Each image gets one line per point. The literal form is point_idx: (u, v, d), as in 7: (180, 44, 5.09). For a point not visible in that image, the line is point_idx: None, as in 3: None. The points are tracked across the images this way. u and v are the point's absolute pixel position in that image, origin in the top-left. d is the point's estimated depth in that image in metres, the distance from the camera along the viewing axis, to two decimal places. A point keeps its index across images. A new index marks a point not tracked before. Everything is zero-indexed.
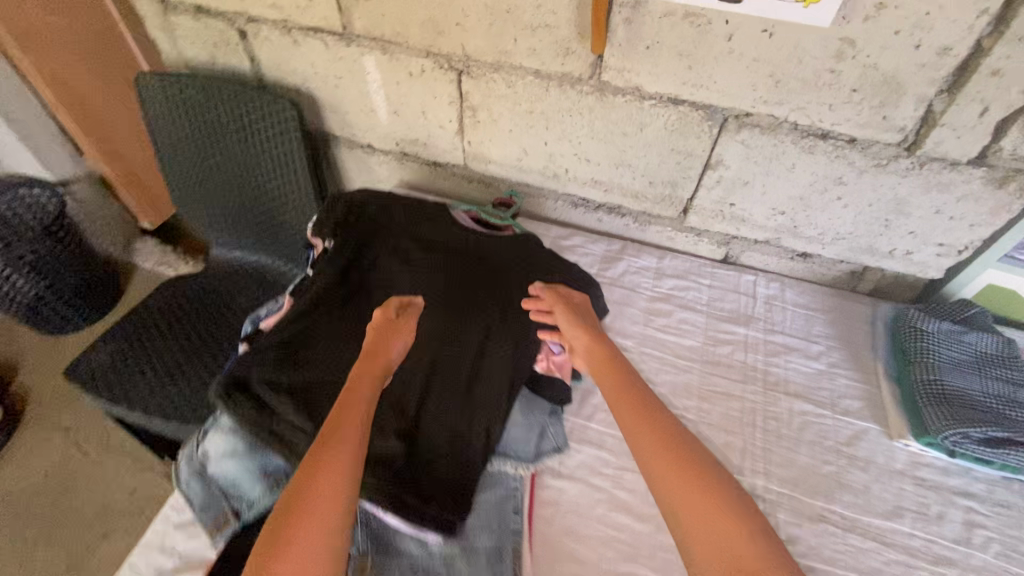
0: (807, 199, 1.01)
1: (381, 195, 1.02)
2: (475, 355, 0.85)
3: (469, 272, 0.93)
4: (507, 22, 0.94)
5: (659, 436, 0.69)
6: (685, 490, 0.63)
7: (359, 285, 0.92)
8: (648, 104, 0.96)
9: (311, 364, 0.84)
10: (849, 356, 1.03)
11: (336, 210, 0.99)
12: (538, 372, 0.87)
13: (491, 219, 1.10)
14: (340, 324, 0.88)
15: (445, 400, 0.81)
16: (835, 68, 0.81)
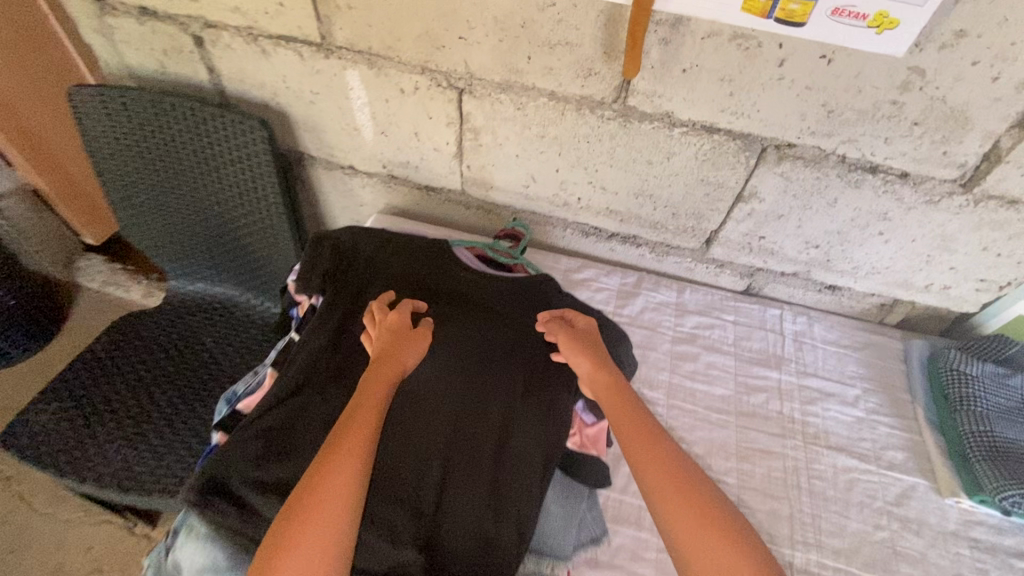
0: (845, 233, 0.92)
1: (374, 236, 0.89)
2: (502, 411, 0.76)
3: (485, 327, 0.81)
4: (520, 37, 0.81)
5: (667, 470, 0.62)
6: (698, 534, 0.57)
7: (355, 346, 0.79)
8: (679, 132, 0.85)
9: (302, 453, 0.70)
10: (886, 400, 0.97)
11: (323, 257, 0.86)
12: (571, 449, 0.76)
13: (498, 256, 0.97)
14: (334, 399, 0.74)
15: (466, 484, 0.70)
16: (898, 99, 0.72)
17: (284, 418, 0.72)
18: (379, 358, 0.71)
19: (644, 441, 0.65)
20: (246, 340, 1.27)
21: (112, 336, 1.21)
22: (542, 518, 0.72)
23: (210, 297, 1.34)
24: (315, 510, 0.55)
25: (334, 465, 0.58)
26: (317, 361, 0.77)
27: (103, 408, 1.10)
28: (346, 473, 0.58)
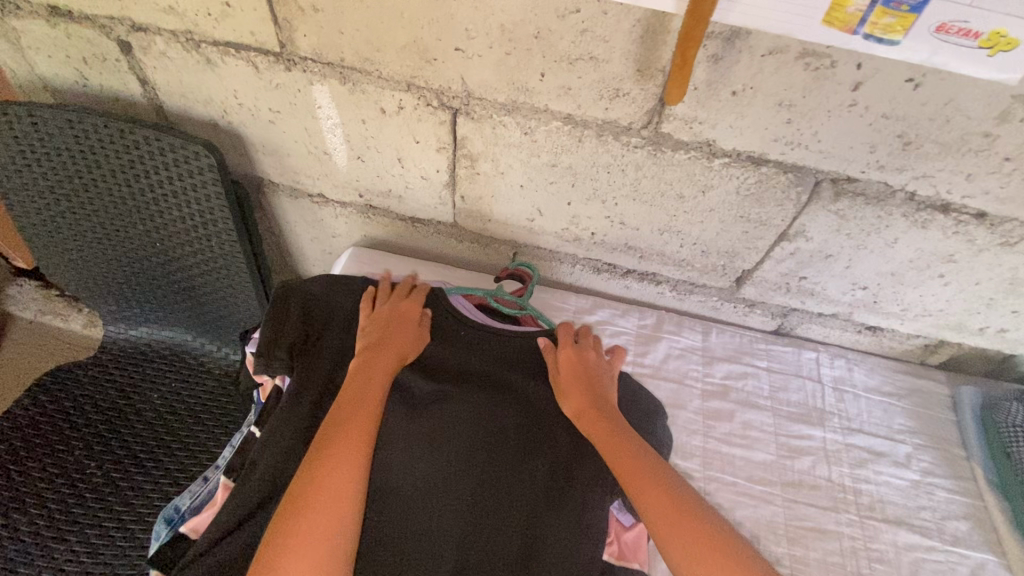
0: (900, 274, 0.81)
1: (354, 293, 0.75)
2: (529, 475, 0.64)
3: (499, 395, 0.69)
4: (533, 50, 0.65)
5: (663, 495, 0.57)
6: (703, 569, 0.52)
7: None
8: (719, 163, 0.72)
9: None
10: (941, 458, 0.86)
11: (291, 318, 0.70)
12: (609, 560, 0.63)
13: (502, 308, 0.81)
14: None
15: None
16: (992, 131, 0.60)
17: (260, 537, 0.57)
18: (384, 342, 0.69)
19: (633, 467, 0.60)
20: (201, 393, 1.07)
21: (35, 395, 1.00)
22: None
23: (157, 343, 1.14)
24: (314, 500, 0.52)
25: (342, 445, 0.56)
26: (297, 453, 0.62)
27: (22, 487, 0.90)
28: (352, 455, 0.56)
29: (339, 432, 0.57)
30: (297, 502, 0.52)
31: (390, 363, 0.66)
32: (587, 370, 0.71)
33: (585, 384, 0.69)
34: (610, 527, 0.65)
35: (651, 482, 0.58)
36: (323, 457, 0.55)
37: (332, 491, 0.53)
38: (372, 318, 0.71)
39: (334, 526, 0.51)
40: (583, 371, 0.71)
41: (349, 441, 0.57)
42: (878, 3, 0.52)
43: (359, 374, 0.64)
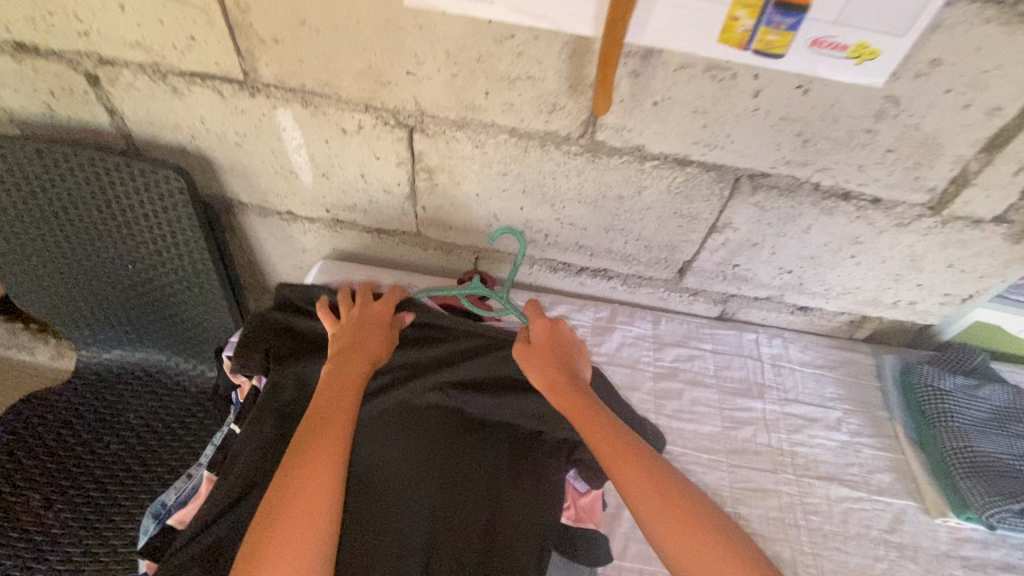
0: (817, 257, 0.91)
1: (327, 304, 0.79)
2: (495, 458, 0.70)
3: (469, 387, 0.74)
4: (476, 72, 0.73)
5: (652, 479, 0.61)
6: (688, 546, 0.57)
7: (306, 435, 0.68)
8: (650, 165, 0.81)
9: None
10: (867, 420, 0.96)
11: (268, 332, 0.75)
12: (567, 525, 0.70)
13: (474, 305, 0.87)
14: None
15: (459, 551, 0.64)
16: (873, 127, 0.71)
17: (243, 526, 0.62)
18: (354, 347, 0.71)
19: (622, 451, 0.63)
20: (176, 411, 1.10)
21: (10, 421, 1.01)
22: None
23: (130, 363, 1.16)
24: (291, 503, 0.55)
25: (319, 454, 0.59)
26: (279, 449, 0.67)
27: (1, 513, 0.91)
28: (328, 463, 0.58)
29: (315, 434, 0.60)
30: (279, 507, 0.55)
31: (365, 366, 0.69)
32: (559, 349, 0.74)
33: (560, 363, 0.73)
34: (566, 495, 0.72)
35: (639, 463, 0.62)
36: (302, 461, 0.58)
37: (317, 492, 0.56)
38: (344, 321, 0.74)
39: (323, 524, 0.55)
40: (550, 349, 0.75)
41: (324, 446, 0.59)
42: (762, 24, 0.61)
43: (333, 380, 0.67)
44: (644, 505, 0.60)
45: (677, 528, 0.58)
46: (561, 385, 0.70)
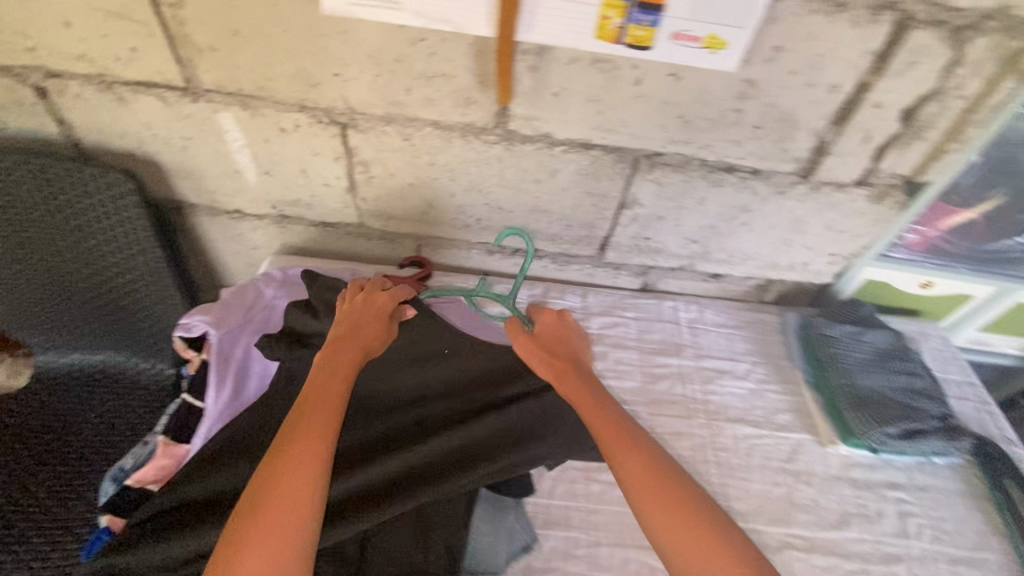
0: (716, 226, 1.04)
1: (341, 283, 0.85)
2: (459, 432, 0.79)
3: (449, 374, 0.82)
4: (396, 71, 0.82)
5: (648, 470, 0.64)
6: (680, 533, 0.59)
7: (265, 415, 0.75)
8: (560, 150, 0.92)
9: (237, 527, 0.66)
10: (771, 369, 1.08)
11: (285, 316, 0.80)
12: None
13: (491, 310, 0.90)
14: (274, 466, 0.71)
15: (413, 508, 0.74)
16: (739, 107, 0.83)
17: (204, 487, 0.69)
18: (348, 334, 0.74)
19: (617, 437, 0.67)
20: (137, 407, 1.15)
21: None
22: (475, 538, 0.77)
23: (90, 365, 1.20)
24: (275, 485, 0.57)
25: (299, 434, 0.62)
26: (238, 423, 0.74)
27: None
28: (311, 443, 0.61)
29: (304, 421, 0.63)
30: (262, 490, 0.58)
31: (356, 356, 0.72)
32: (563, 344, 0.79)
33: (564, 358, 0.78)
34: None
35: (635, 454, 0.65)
36: (290, 448, 0.60)
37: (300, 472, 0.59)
38: (348, 306, 0.77)
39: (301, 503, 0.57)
40: (549, 346, 0.78)
41: (312, 429, 0.62)
42: (630, 21, 0.72)
43: (325, 363, 0.70)
44: (636, 487, 0.63)
45: (667, 514, 0.60)
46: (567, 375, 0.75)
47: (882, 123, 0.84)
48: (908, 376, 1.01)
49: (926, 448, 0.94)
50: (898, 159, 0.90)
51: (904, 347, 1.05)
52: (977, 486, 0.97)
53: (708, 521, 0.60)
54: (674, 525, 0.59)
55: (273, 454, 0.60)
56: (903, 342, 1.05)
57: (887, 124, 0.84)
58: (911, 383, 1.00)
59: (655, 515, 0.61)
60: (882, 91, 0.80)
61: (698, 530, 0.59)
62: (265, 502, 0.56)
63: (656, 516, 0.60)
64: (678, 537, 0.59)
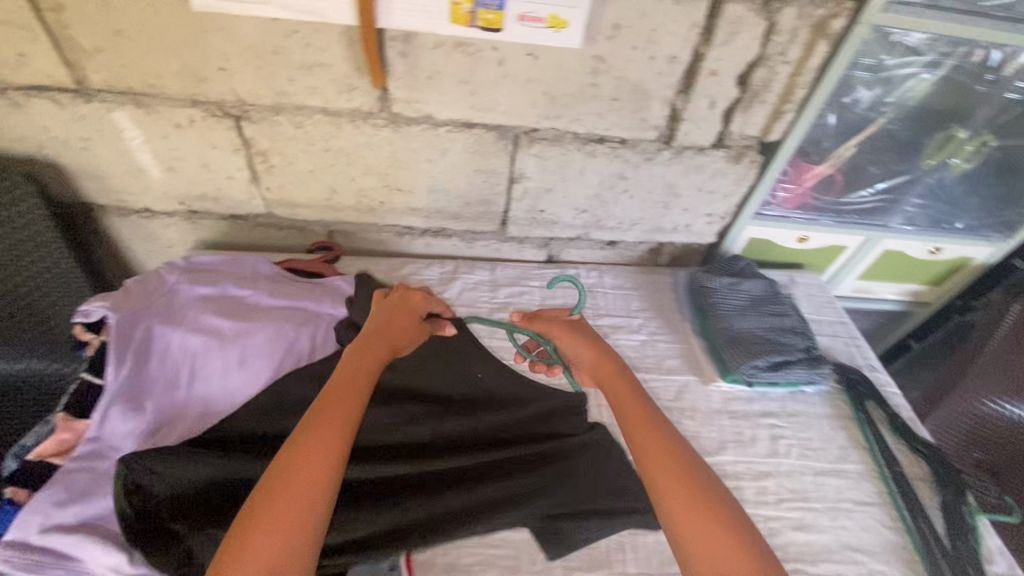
0: (601, 195, 1.13)
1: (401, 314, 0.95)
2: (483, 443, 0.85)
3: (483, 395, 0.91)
4: (277, 63, 0.89)
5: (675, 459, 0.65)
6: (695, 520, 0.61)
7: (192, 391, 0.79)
8: (444, 130, 0.99)
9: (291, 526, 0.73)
10: (663, 322, 1.19)
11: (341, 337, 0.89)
12: None
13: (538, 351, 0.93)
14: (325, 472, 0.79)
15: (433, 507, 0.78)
16: (595, 81, 0.92)
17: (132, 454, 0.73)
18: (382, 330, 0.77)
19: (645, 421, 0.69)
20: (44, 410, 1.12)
21: None
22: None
23: None
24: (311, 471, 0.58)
25: (315, 430, 0.61)
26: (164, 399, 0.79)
27: None
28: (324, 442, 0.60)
29: (339, 404, 0.64)
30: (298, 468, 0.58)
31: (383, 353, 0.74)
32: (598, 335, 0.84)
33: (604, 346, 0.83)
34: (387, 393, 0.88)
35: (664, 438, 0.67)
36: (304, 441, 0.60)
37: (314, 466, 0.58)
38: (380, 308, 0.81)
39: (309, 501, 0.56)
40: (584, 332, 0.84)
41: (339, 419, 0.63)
42: (478, 6, 0.81)
43: (354, 354, 0.72)
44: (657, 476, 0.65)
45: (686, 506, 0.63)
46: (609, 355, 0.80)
47: (722, 89, 0.95)
48: (777, 317, 1.12)
49: (792, 377, 1.05)
50: (744, 121, 1.01)
51: (776, 293, 1.16)
52: (843, 407, 1.08)
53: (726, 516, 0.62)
54: (689, 504, 0.62)
55: (306, 433, 0.60)
56: (775, 288, 1.16)
57: (726, 90, 0.95)
58: (780, 322, 1.11)
59: (674, 501, 0.62)
60: (714, 59, 0.91)
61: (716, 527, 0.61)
62: (299, 488, 0.56)
63: (675, 504, 0.62)
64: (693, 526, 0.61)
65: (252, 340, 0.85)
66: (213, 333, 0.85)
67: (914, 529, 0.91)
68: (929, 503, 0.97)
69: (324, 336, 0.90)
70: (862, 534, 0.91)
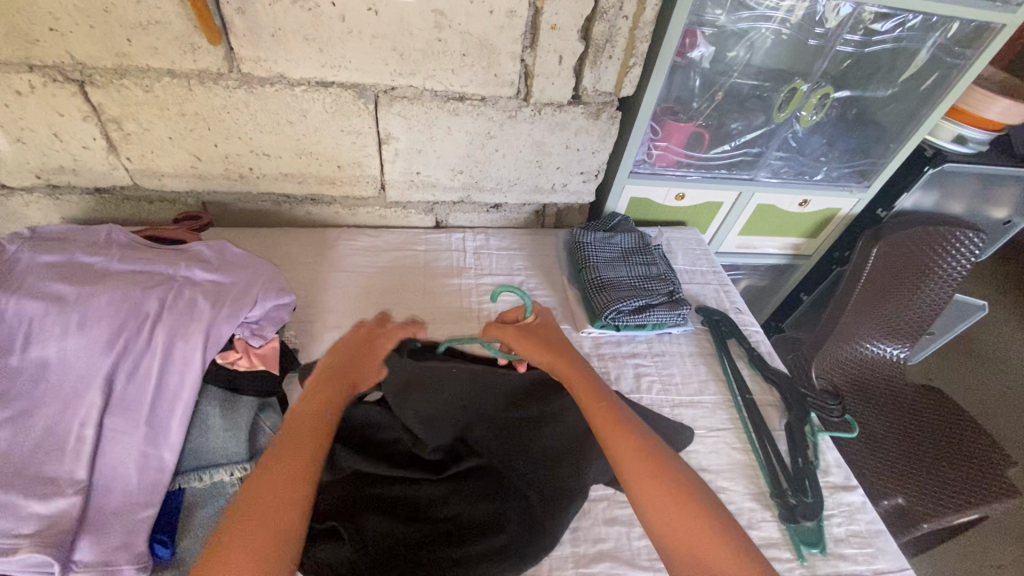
0: (472, 155, 1.16)
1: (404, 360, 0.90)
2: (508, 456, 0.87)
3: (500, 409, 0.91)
4: (110, 22, 0.88)
5: (638, 451, 0.71)
6: (667, 508, 0.65)
7: (42, 362, 0.77)
8: (300, 90, 1.00)
9: (339, 536, 0.76)
10: (542, 277, 1.23)
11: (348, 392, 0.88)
12: (241, 369, 0.86)
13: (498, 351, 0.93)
14: (360, 488, 0.82)
15: (456, 502, 0.82)
16: (441, 37, 0.96)
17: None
18: (336, 368, 0.81)
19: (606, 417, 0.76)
20: None
21: None
22: (208, 435, 0.81)
23: None
24: (278, 494, 0.60)
25: (291, 450, 0.65)
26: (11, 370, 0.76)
27: None
28: (298, 457, 0.65)
29: (311, 427, 0.69)
30: (256, 498, 0.60)
31: (344, 387, 0.79)
32: (550, 338, 0.92)
33: (554, 346, 0.90)
34: (237, 344, 0.86)
35: (624, 434, 0.73)
36: (285, 455, 0.65)
37: (292, 478, 0.62)
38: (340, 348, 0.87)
39: (291, 511, 0.60)
40: (543, 337, 0.92)
41: (306, 448, 0.66)
42: None
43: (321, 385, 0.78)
44: (633, 477, 0.69)
45: (665, 503, 0.66)
46: (561, 361, 0.87)
47: (566, 44, 1.01)
48: (644, 266, 1.19)
49: (655, 319, 1.11)
50: (596, 76, 1.07)
51: (645, 245, 1.23)
52: (707, 346, 1.16)
53: (710, 514, 0.65)
54: (658, 491, 0.67)
55: (279, 454, 0.65)
56: (645, 240, 1.24)
57: (570, 44, 1.01)
58: (646, 271, 1.18)
59: (648, 495, 0.67)
60: (552, 14, 0.96)
61: (702, 522, 0.64)
62: (274, 501, 0.60)
63: (661, 517, 0.65)
64: (666, 518, 0.65)
65: (94, 304, 0.80)
66: (53, 297, 0.80)
67: (759, 448, 0.97)
68: (775, 427, 1.02)
69: (175, 296, 0.85)
70: (713, 457, 0.96)
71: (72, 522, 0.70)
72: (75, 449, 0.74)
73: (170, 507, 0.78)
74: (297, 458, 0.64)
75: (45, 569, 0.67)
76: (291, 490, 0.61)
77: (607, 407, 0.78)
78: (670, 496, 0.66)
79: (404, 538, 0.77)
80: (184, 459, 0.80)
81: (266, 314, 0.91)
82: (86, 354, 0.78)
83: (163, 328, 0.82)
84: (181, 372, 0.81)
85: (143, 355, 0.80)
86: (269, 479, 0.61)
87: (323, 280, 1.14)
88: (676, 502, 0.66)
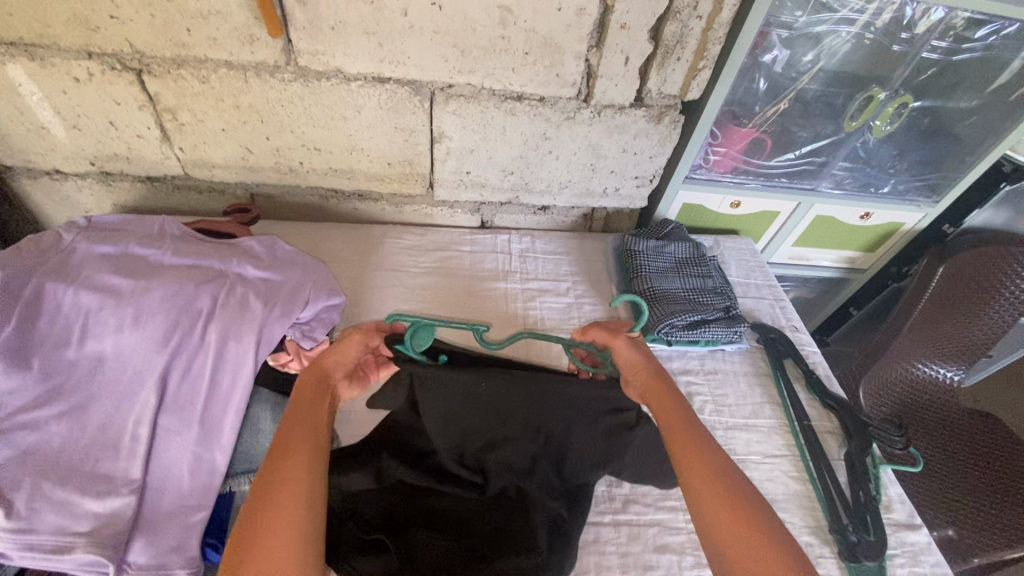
0: (525, 156, 1.12)
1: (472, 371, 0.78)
2: (551, 476, 0.84)
3: (562, 422, 0.83)
4: (170, 11, 0.86)
5: (710, 475, 0.68)
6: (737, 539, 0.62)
7: (97, 357, 0.77)
8: (356, 85, 0.97)
9: (380, 548, 0.75)
10: (591, 285, 1.19)
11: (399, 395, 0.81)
12: (294, 372, 0.88)
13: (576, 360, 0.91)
14: (396, 500, 0.80)
15: (494, 518, 0.80)
16: (505, 34, 0.93)
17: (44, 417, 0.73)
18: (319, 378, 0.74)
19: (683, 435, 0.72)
20: None
21: None
22: (259, 439, 0.82)
23: None
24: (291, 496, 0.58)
25: (297, 447, 0.63)
26: (68, 365, 0.76)
27: None
28: (304, 456, 0.63)
29: (313, 423, 0.67)
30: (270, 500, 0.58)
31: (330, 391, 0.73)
32: (647, 353, 0.84)
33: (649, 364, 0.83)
34: (288, 347, 0.87)
35: (703, 456, 0.69)
36: (293, 452, 0.63)
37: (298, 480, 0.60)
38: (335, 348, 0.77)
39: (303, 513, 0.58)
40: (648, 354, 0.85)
41: (299, 484, 0.60)
42: None
43: (309, 388, 0.72)
44: (702, 503, 0.66)
45: (731, 533, 0.62)
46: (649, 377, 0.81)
47: (633, 44, 0.96)
48: (697, 279, 1.15)
49: (710, 335, 1.07)
50: (662, 78, 1.02)
51: (700, 256, 1.19)
52: (761, 365, 1.11)
53: (781, 548, 0.61)
54: (728, 520, 0.63)
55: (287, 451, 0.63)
56: (699, 251, 1.19)
57: (637, 45, 0.96)
58: (698, 284, 1.14)
59: (716, 524, 0.64)
60: (623, 12, 0.91)
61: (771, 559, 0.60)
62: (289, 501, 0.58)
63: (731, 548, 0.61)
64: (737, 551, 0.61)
65: (150, 299, 0.79)
66: (109, 290, 0.79)
67: (817, 479, 0.92)
68: (834, 456, 0.97)
69: (228, 293, 0.83)
70: (769, 485, 0.92)
71: (125, 523, 0.70)
72: (129, 447, 0.74)
73: (221, 509, 0.79)
74: (297, 482, 0.60)
75: (98, 569, 0.68)
76: (299, 486, 0.60)
77: (687, 422, 0.74)
78: (741, 525, 0.63)
79: (442, 553, 0.76)
80: (234, 462, 0.81)
81: (317, 315, 0.90)
82: (141, 350, 0.77)
83: (215, 326, 0.80)
84: (234, 372, 0.80)
85: (195, 353, 0.79)
86: (276, 491, 0.58)
87: (369, 278, 1.12)
88: (748, 533, 0.62)
